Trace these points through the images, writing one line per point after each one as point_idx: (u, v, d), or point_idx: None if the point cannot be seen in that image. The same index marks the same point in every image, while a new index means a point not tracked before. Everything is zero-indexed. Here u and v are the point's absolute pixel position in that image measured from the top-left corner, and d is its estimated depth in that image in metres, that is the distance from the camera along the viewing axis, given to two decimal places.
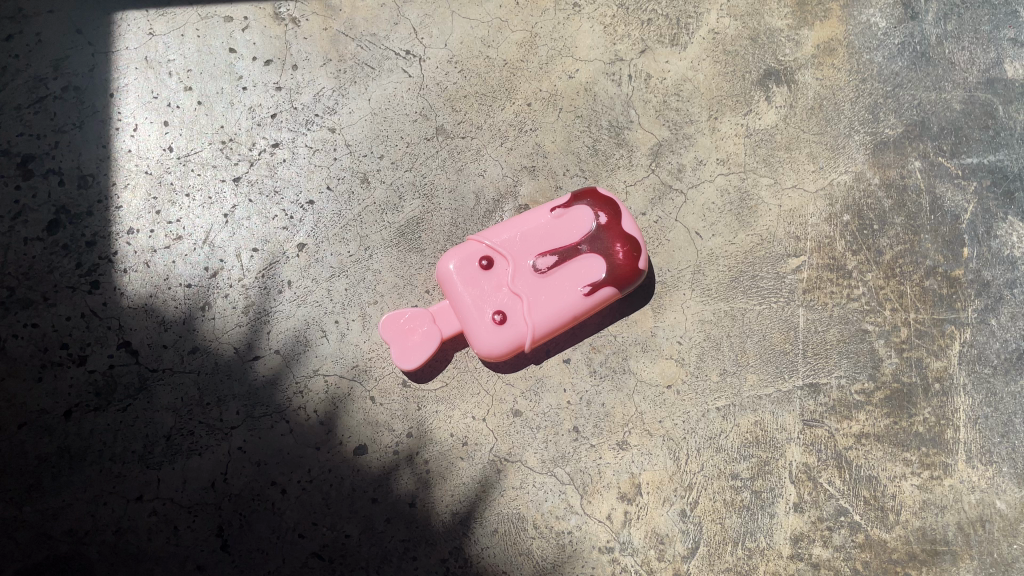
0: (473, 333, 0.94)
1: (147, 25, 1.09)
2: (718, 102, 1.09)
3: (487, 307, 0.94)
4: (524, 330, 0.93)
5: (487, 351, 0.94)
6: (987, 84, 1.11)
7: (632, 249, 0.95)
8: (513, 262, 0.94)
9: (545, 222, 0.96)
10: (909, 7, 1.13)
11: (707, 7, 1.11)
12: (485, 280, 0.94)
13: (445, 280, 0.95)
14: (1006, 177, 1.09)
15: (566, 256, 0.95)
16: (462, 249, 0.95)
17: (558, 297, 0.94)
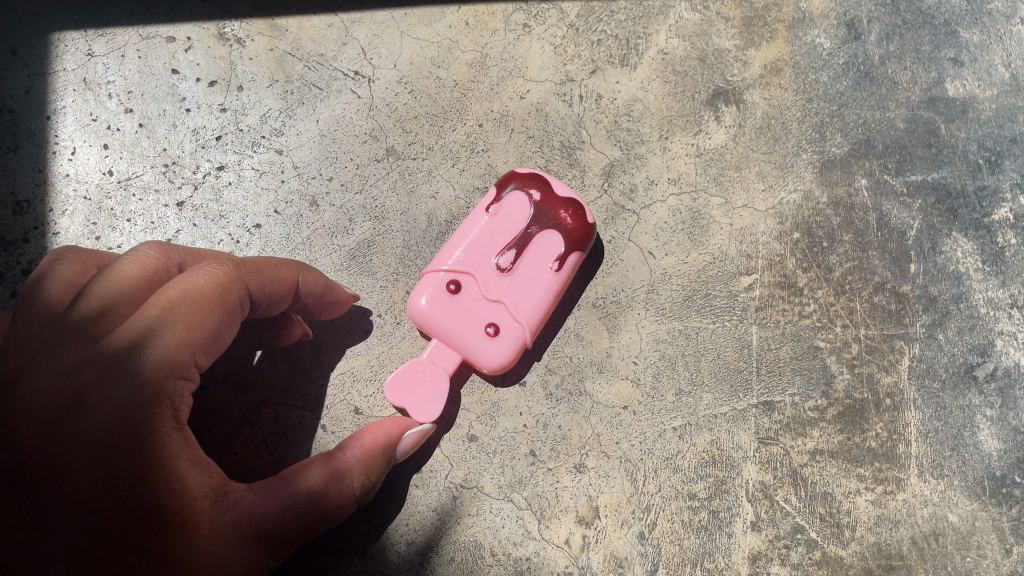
0: (471, 354, 0.92)
1: (85, 45, 1.06)
2: (668, 122, 1.09)
3: (471, 324, 0.92)
4: (519, 329, 0.92)
5: (496, 365, 0.92)
6: (929, 103, 1.14)
7: (576, 210, 0.95)
8: (478, 272, 0.93)
9: (486, 224, 0.95)
10: (852, 28, 1.15)
11: (655, 27, 1.12)
12: (461, 301, 0.92)
13: (422, 318, 0.92)
14: (950, 194, 1.11)
15: (520, 249, 0.94)
16: (426, 283, 0.93)
17: (535, 287, 0.93)
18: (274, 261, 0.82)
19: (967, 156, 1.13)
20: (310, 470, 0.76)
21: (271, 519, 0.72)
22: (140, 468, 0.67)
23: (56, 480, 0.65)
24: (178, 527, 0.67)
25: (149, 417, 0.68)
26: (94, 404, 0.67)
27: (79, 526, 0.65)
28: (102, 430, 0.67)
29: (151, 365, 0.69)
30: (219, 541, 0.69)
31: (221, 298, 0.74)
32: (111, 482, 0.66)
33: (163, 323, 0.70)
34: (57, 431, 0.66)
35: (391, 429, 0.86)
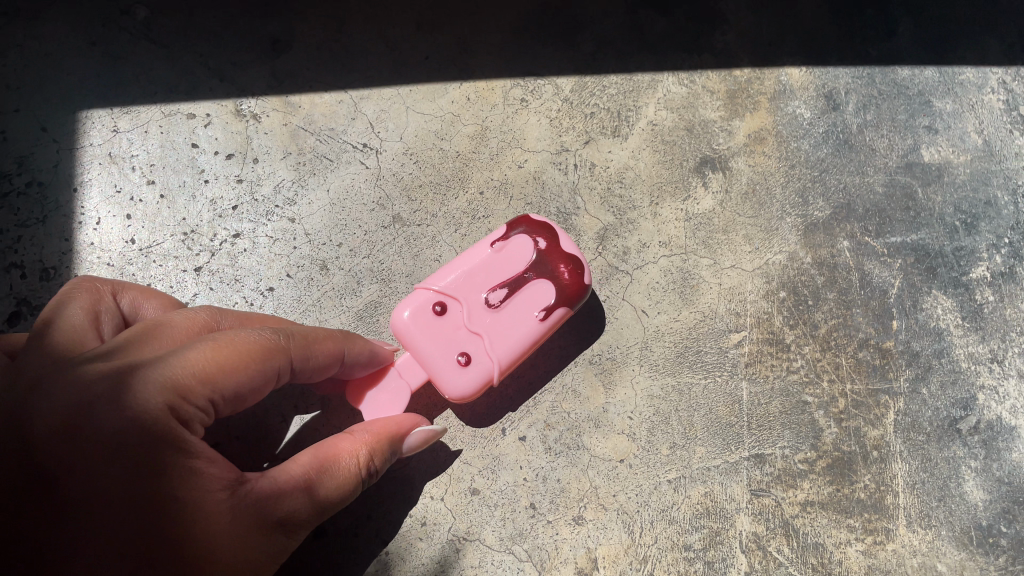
0: (440, 379, 0.95)
1: (112, 122, 1.13)
2: (658, 189, 1.15)
3: (446, 351, 0.95)
4: (489, 365, 0.95)
5: (458, 394, 0.95)
6: (906, 168, 1.21)
7: (575, 268, 0.98)
8: (464, 301, 0.97)
9: (487, 256, 0.99)
10: (831, 99, 1.22)
11: (645, 100, 1.19)
12: (442, 324, 0.96)
13: (400, 330, 0.96)
14: (929, 254, 1.18)
15: (511, 289, 0.97)
16: (413, 298, 0.97)
17: (515, 329, 0.96)
18: (320, 330, 0.85)
19: (943, 218, 1.20)
20: (319, 450, 0.78)
21: (283, 504, 0.73)
22: (151, 473, 0.68)
23: (70, 478, 0.67)
24: (186, 526, 0.68)
25: (164, 428, 0.69)
26: (109, 411, 0.68)
27: (89, 523, 0.66)
28: (113, 437, 0.68)
29: (171, 380, 0.70)
30: (228, 537, 0.70)
31: (256, 346, 0.76)
32: (122, 484, 0.67)
33: (186, 349, 0.73)
34: (72, 432, 0.68)
35: (401, 420, 0.86)
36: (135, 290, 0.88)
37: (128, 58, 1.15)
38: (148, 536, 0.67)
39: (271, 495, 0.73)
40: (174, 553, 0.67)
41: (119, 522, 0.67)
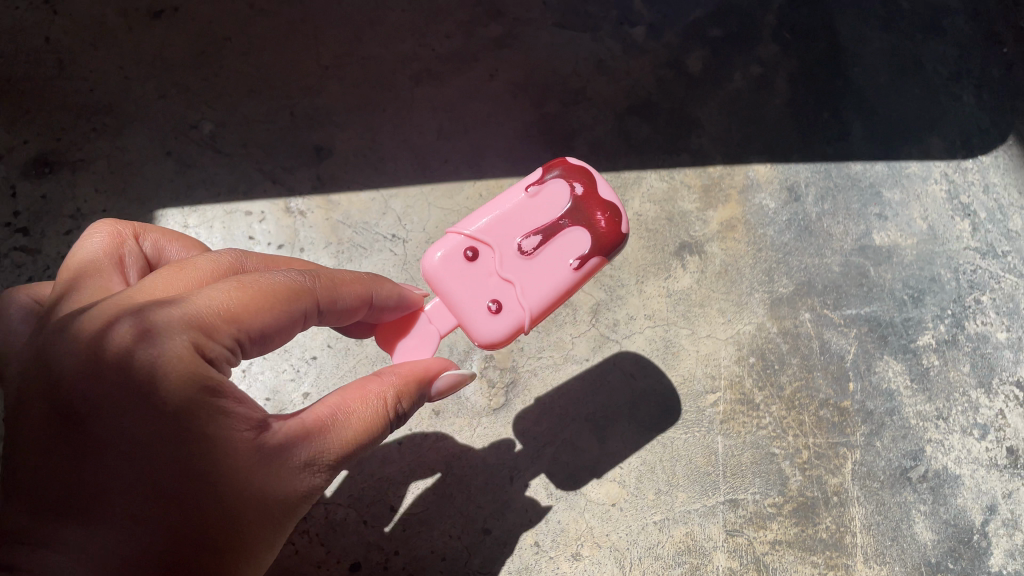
0: (469, 327, 0.96)
1: (182, 219, 1.33)
2: (643, 270, 1.34)
3: (476, 298, 0.96)
4: (519, 313, 0.96)
5: (487, 340, 0.96)
6: (859, 250, 1.40)
7: (612, 216, 0.99)
8: (496, 245, 0.98)
9: (522, 202, 0.99)
10: (792, 192, 1.43)
11: (630, 195, 1.39)
12: (472, 269, 0.97)
13: (432, 273, 0.97)
14: (880, 324, 1.36)
15: (545, 237, 0.98)
16: (445, 242, 0.98)
17: (547, 277, 0.97)
18: (353, 275, 0.86)
19: (893, 293, 1.38)
20: (349, 390, 0.78)
21: (320, 442, 0.74)
22: (178, 411, 0.68)
23: (96, 419, 0.66)
24: (220, 463, 0.69)
25: (185, 366, 0.68)
26: (133, 349, 0.67)
27: (117, 464, 0.66)
28: (138, 376, 0.67)
29: (193, 319, 0.70)
30: (267, 474, 0.71)
31: (285, 287, 0.77)
32: (146, 419, 0.67)
33: (210, 287, 0.73)
34: (94, 370, 0.67)
35: (431, 364, 0.86)
36: (156, 236, 0.91)
37: (197, 164, 1.36)
38: (179, 473, 0.67)
39: (306, 434, 0.73)
40: (209, 491, 0.68)
41: (148, 458, 0.66)
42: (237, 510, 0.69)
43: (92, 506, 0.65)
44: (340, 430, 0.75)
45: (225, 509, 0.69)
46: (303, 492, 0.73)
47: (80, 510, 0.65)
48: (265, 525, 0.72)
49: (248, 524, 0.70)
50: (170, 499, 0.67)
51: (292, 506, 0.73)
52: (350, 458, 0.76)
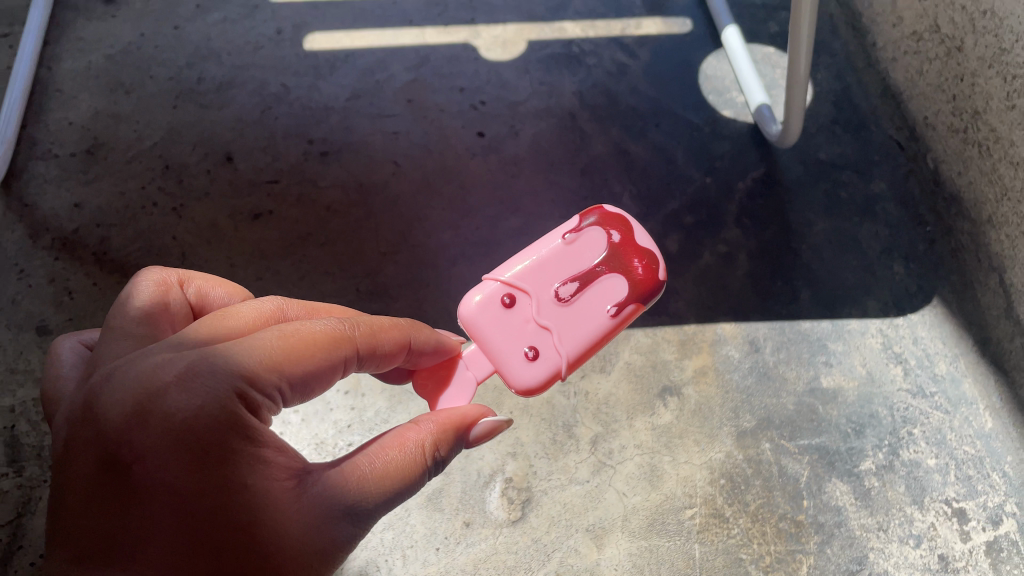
0: (510, 371, 1.29)
1: None
2: (632, 408, 1.69)
3: (522, 343, 1.31)
4: (559, 352, 1.30)
5: (536, 376, 1.29)
6: (809, 391, 1.74)
7: (629, 268, 1.36)
8: (542, 299, 1.33)
9: (554, 266, 1.36)
10: (753, 344, 1.78)
11: (621, 348, 1.75)
12: (518, 321, 1.32)
13: (486, 328, 1.31)
14: (828, 452, 1.67)
15: (586, 292, 1.34)
16: (494, 303, 1.33)
17: (580, 320, 1.32)
18: (378, 329, 1.09)
19: (838, 426, 1.70)
20: (386, 441, 1.02)
21: (341, 488, 0.96)
22: (216, 453, 0.89)
23: (145, 464, 0.87)
24: (252, 505, 0.90)
25: (227, 416, 0.90)
26: (177, 404, 0.89)
27: (163, 500, 0.86)
28: (180, 424, 0.88)
29: (236, 372, 0.92)
30: (293, 516, 0.92)
31: (318, 342, 1.00)
32: (187, 464, 0.87)
33: (250, 345, 0.95)
34: (144, 422, 0.88)
35: (469, 412, 1.12)
36: (199, 283, 1.18)
37: None
38: (214, 514, 0.88)
39: (333, 483, 0.96)
40: (246, 518, 0.89)
41: (188, 498, 0.87)
42: (265, 547, 0.89)
43: (140, 541, 0.85)
44: (361, 481, 0.98)
45: (253, 547, 0.89)
46: (326, 533, 0.94)
47: (130, 547, 0.85)
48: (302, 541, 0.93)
49: (280, 560, 0.90)
50: (206, 540, 0.87)
51: (318, 546, 0.93)
52: (372, 504, 0.98)
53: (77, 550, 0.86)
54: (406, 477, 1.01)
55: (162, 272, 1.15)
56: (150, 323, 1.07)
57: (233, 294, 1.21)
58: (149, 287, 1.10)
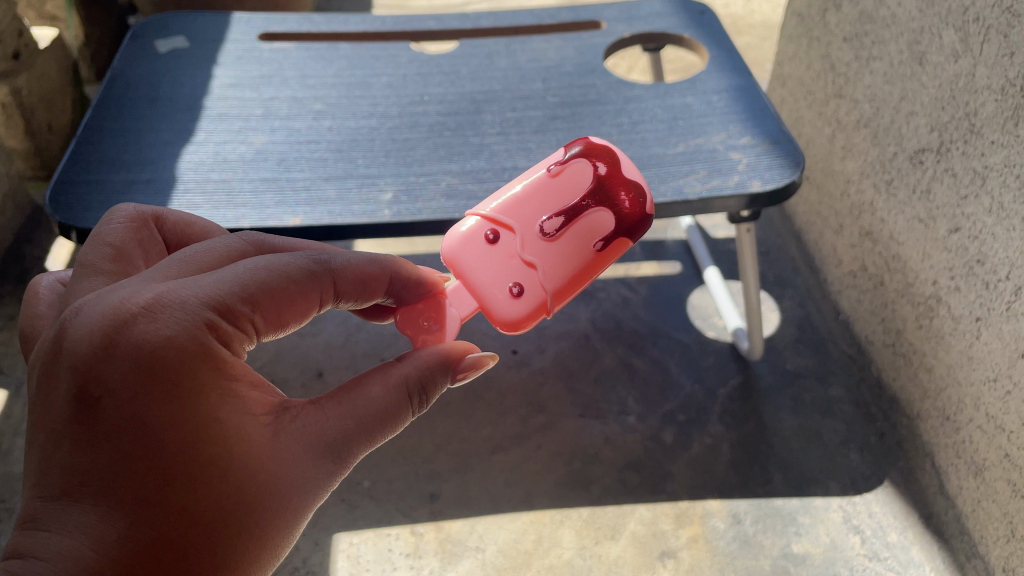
0: (494, 309, 1.20)
1: (348, 538, 2.15)
2: (637, 568, 2.09)
3: (505, 281, 1.22)
4: (543, 292, 1.22)
5: (518, 315, 1.21)
6: (784, 555, 2.12)
7: (624, 200, 1.29)
8: (526, 234, 1.25)
9: (543, 196, 1.29)
10: (735, 516, 2.20)
11: (627, 520, 2.19)
12: (499, 255, 1.23)
13: (464, 261, 1.22)
14: None
15: (570, 229, 1.26)
16: (473, 235, 1.25)
17: (567, 255, 1.25)
18: (360, 261, 0.91)
19: None
20: (374, 381, 0.87)
21: (329, 430, 0.82)
22: (188, 388, 0.72)
23: (110, 399, 0.69)
24: (230, 445, 0.74)
25: (198, 348, 0.72)
26: (142, 331, 0.70)
27: (129, 441, 0.69)
28: (145, 353, 0.70)
29: (210, 298, 0.74)
30: (274, 455, 0.77)
31: (295, 272, 0.81)
32: (159, 401, 0.70)
33: (226, 269, 0.77)
34: (105, 349, 0.70)
35: (451, 348, 0.95)
36: (173, 220, 1.04)
37: (359, 505, 2.22)
38: (192, 454, 0.71)
39: (313, 423, 0.81)
40: (228, 465, 0.73)
41: (162, 439, 0.70)
42: (248, 493, 0.75)
43: (109, 489, 0.67)
44: (346, 421, 0.83)
45: (235, 487, 0.74)
46: (312, 473, 0.80)
47: (95, 486, 0.67)
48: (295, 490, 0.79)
49: (268, 508, 0.76)
50: (176, 480, 0.70)
51: (301, 493, 0.79)
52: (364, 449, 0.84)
53: (46, 490, 0.67)
54: (393, 416, 0.86)
55: (133, 208, 1.00)
56: (122, 261, 0.93)
57: (202, 236, 1.08)
58: (121, 226, 0.96)
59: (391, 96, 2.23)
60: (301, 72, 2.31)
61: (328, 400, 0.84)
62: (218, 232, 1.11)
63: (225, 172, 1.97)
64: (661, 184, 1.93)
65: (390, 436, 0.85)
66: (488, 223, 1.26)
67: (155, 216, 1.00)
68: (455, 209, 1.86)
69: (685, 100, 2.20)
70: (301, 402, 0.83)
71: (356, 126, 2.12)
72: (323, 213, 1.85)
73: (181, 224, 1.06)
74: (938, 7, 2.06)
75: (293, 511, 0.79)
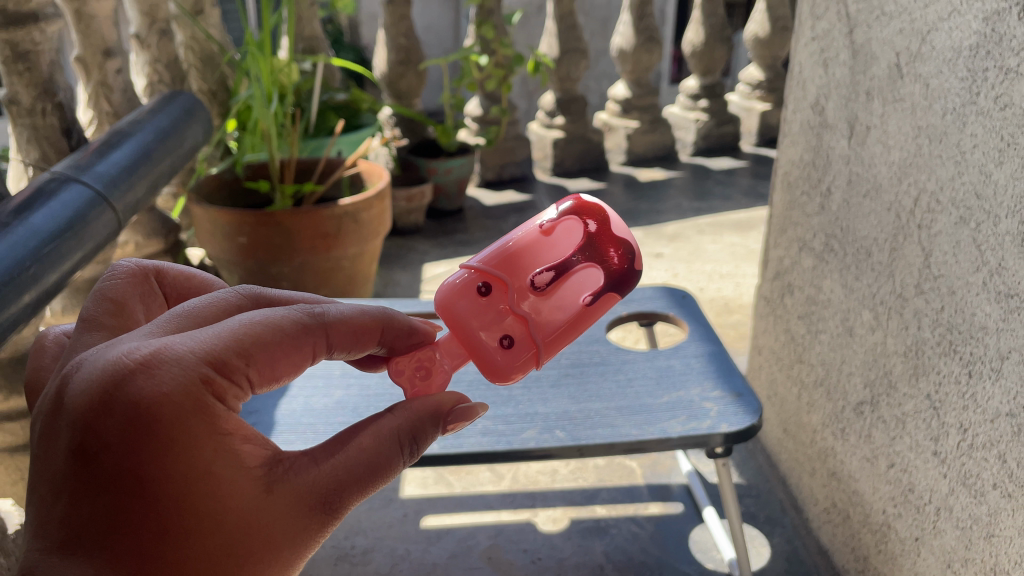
0: (483, 361, 1.44)
1: None
2: None
3: (494, 335, 1.44)
4: (529, 345, 1.46)
5: (506, 370, 1.45)
6: None
7: (610, 260, 1.54)
8: (517, 288, 1.48)
9: (535, 251, 1.52)
10: None
11: None
12: (490, 308, 1.45)
13: (459, 315, 1.44)
14: None
15: (556, 286, 1.51)
16: (468, 288, 1.46)
17: (552, 314, 1.50)
18: (349, 314, 1.06)
19: None
20: (360, 442, 1.06)
21: (312, 479, 1.01)
22: (179, 443, 0.89)
23: (106, 453, 0.86)
24: (218, 491, 0.92)
25: (191, 401, 0.89)
26: (139, 392, 0.87)
27: (124, 490, 0.87)
28: (137, 411, 0.86)
29: (203, 359, 0.90)
30: (259, 501, 0.96)
31: (284, 327, 0.97)
32: (151, 455, 0.87)
33: (214, 332, 0.93)
34: (103, 407, 0.86)
35: (440, 402, 1.19)
36: (174, 274, 1.27)
37: None
38: (181, 503, 0.90)
39: (300, 475, 1.01)
40: (216, 510, 0.92)
41: (152, 487, 0.88)
42: (233, 533, 0.94)
43: (105, 533, 0.86)
44: (328, 471, 1.03)
45: (221, 529, 0.93)
46: (296, 519, 0.99)
47: (93, 531, 0.86)
48: (280, 530, 0.98)
49: (252, 544, 0.96)
50: (166, 525, 0.89)
51: (285, 535, 0.98)
52: (343, 497, 1.03)
53: (54, 533, 0.87)
54: (373, 465, 1.06)
55: (133, 265, 1.24)
56: (125, 308, 1.17)
57: (198, 289, 1.30)
58: (122, 278, 1.20)
59: None
60: None
61: (315, 453, 1.04)
62: (214, 286, 1.33)
63: (303, 420, 2.48)
64: (649, 425, 2.48)
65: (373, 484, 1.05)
66: (482, 274, 1.47)
67: (151, 271, 1.24)
68: (488, 444, 2.42)
69: (670, 362, 2.82)
70: (290, 453, 1.02)
71: None
72: None
73: (181, 279, 1.29)
74: (857, 293, 2.72)
75: (273, 548, 0.98)
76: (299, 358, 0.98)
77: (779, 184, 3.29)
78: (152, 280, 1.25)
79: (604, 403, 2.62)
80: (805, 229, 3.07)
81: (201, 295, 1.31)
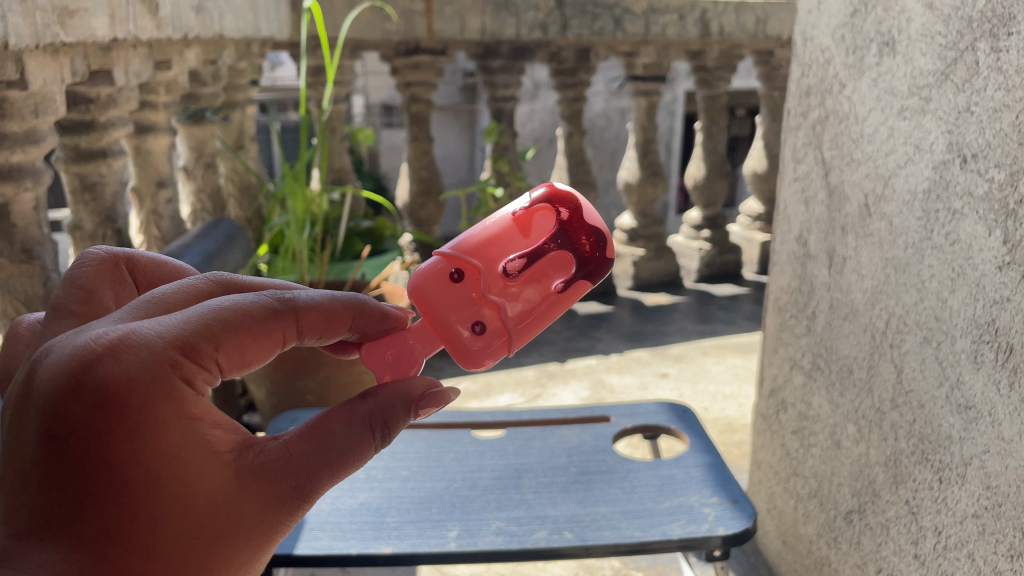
0: (454, 348, 1.48)
1: None
2: None
3: (464, 322, 1.48)
4: (500, 332, 1.49)
5: (476, 357, 1.49)
6: None
7: (582, 242, 1.56)
8: (489, 274, 1.49)
9: (508, 233, 1.53)
10: None
11: None
12: (461, 293, 1.48)
13: (431, 301, 1.48)
14: None
15: (528, 271, 1.52)
16: (440, 273, 1.49)
17: (524, 299, 1.51)
18: (320, 298, 1.12)
19: None
20: (331, 426, 1.12)
21: (281, 464, 1.07)
22: (145, 426, 0.95)
23: (72, 438, 0.92)
24: (185, 476, 0.99)
25: (160, 385, 0.95)
26: (106, 377, 0.92)
27: (92, 476, 0.92)
28: (104, 394, 0.92)
29: (171, 342, 0.96)
30: (226, 485, 1.03)
31: (256, 311, 1.02)
32: (117, 440, 0.93)
33: (182, 318, 0.98)
34: (70, 394, 0.92)
35: (413, 388, 1.25)
36: (145, 261, 1.32)
37: None
38: (149, 487, 0.95)
39: (271, 458, 1.07)
40: (184, 493, 0.98)
41: (121, 471, 0.93)
42: (201, 516, 1.00)
43: (73, 519, 0.92)
44: (300, 457, 1.08)
45: (188, 511, 0.99)
46: (264, 501, 1.06)
47: (63, 517, 0.92)
48: (246, 513, 1.04)
49: (220, 526, 1.02)
50: (133, 510, 0.94)
51: (252, 517, 1.05)
52: (315, 482, 1.09)
53: (23, 520, 0.92)
54: (346, 450, 1.11)
55: (104, 251, 1.29)
56: (94, 295, 1.21)
57: (170, 275, 1.36)
58: (91, 265, 1.25)
59: (456, 467, 3.10)
60: (391, 448, 3.23)
61: (289, 438, 1.10)
62: (185, 272, 1.39)
63: (328, 519, 2.75)
64: (651, 528, 2.68)
65: (344, 468, 1.11)
66: (455, 259, 1.49)
67: (120, 258, 1.29)
68: (501, 542, 2.62)
69: (672, 471, 3.04)
70: (261, 438, 1.08)
71: (432, 486, 2.97)
72: (407, 544, 2.61)
73: (153, 265, 1.34)
74: (843, 409, 2.96)
75: (242, 531, 1.04)
76: (268, 342, 1.04)
77: (771, 309, 3.58)
78: (123, 267, 1.30)
79: (609, 507, 2.83)
80: (795, 349, 3.34)
81: (174, 280, 1.37)
